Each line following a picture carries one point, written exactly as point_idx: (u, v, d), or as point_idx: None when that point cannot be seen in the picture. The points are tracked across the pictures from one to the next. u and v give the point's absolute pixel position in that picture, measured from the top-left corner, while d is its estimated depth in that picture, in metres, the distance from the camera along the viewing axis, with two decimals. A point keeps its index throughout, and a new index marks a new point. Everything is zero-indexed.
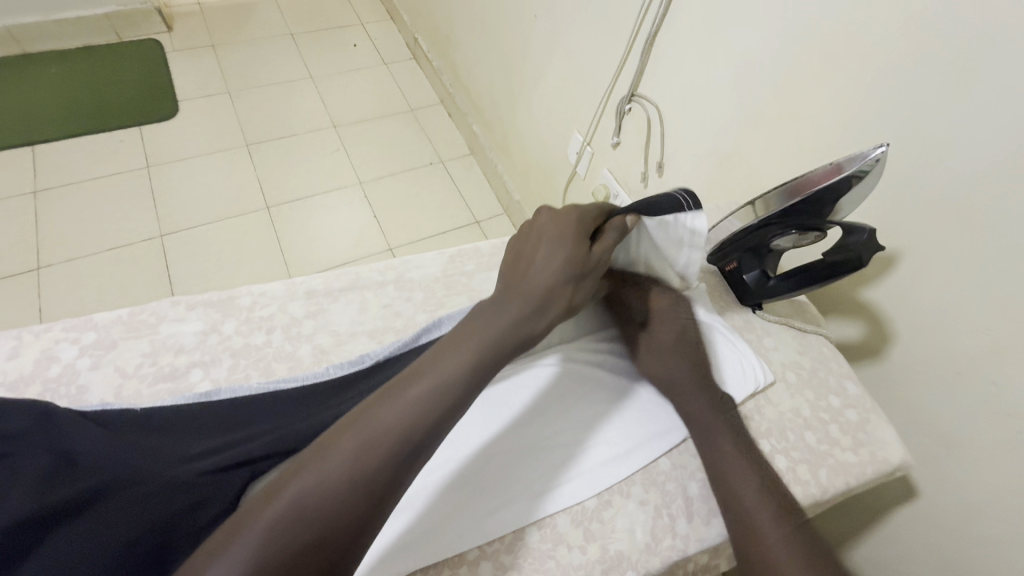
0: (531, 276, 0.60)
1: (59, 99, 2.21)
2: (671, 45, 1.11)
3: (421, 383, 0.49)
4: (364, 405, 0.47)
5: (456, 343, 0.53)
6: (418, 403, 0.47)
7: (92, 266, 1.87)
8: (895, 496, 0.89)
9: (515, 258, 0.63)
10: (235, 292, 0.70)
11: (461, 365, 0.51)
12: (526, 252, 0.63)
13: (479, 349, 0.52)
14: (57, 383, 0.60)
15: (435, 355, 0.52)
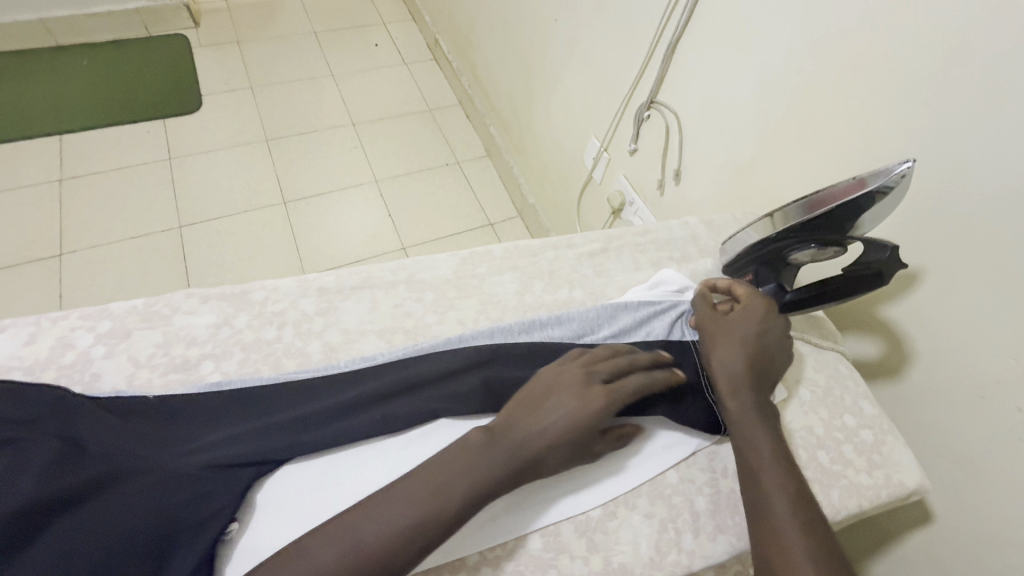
0: (531, 424, 0.57)
1: (89, 91, 2.26)
2: (692, 52, 1.10)
3: (411, 505, 0.49)
4: (360, 509, 0.50)
5: (446, 470, 0.52)
6: (405, 529, 0.48)
7: (114, 255, 1.91)
8: (908, 520, 0.87)
9: (536, 392, 0.60)
10: (248, 286, 0.71)
11: (438, 501, 0.50)
12: (543, 387, 0.60)
13: (458, 486, 0.51)
14: (71, 369, 0.61)
15: (433, 479, 0.51)
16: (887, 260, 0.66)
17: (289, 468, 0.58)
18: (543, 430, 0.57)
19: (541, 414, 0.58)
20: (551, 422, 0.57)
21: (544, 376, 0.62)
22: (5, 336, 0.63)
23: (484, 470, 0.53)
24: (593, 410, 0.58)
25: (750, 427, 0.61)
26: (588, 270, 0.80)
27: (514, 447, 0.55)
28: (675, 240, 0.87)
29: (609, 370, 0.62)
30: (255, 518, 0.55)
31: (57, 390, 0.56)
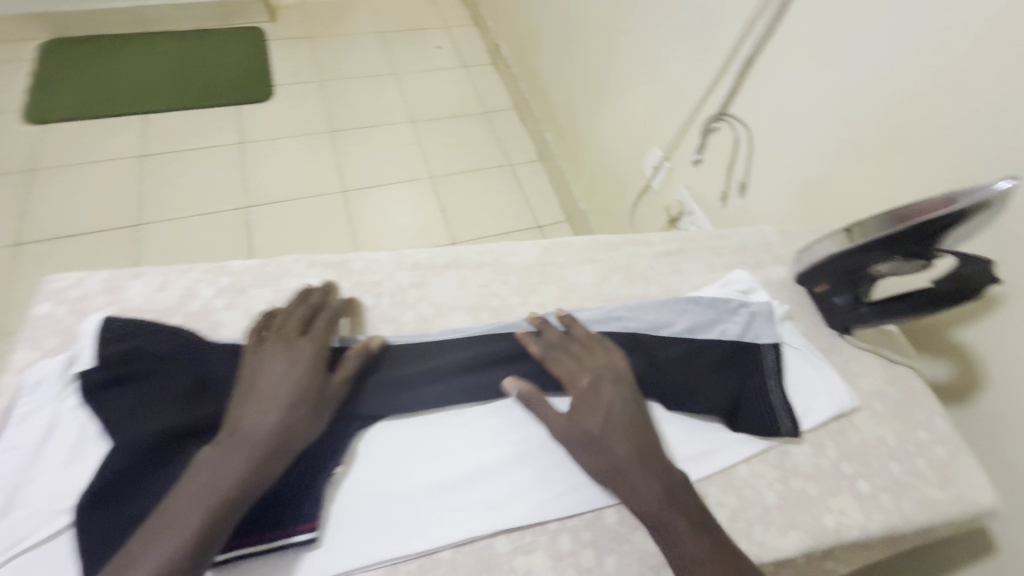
0: (277, 400, 0.55)
1: (172, 75, 2.42)
2: (771, 66, 1.11)
3: (220, 488, 0.50)
4: (187, 492, 0.50)
5: (222, 455, 0.51)
6: (218, 509, 0.49)
7: (185, 229, 2.02)
8: (967, 548, 0.86)
9: (265, 392, 0.56)
10: (349, 256, 0.76)
11: (228, 485, 0.50)
12: (264, 361, 0.58)
13: (234, 470, 0.51)
14: (196, 317, 0.68)
15: (218, 462, 0.51)
16: (978, 274, 0.65)
17: (387, 423, 0.63)
18: (286, 428, 0.54)
19: (258, 414, 0.54)
20: (256, 421, 0.54)
21: (257, 350, 0.60)
22: (140, 281, 0.70)
23: (240, 483, 0.50)
24: (303, 380, 0.57)
25: (631, 462, 0.59)
26: (664, 267, 0.83)
27: (253, 453, 0.52)
28: (749, 247, 0.88)
29: (277, 338, 0.61)
30: (352, 467, 0.60)
31: (185, 335, 0.62)
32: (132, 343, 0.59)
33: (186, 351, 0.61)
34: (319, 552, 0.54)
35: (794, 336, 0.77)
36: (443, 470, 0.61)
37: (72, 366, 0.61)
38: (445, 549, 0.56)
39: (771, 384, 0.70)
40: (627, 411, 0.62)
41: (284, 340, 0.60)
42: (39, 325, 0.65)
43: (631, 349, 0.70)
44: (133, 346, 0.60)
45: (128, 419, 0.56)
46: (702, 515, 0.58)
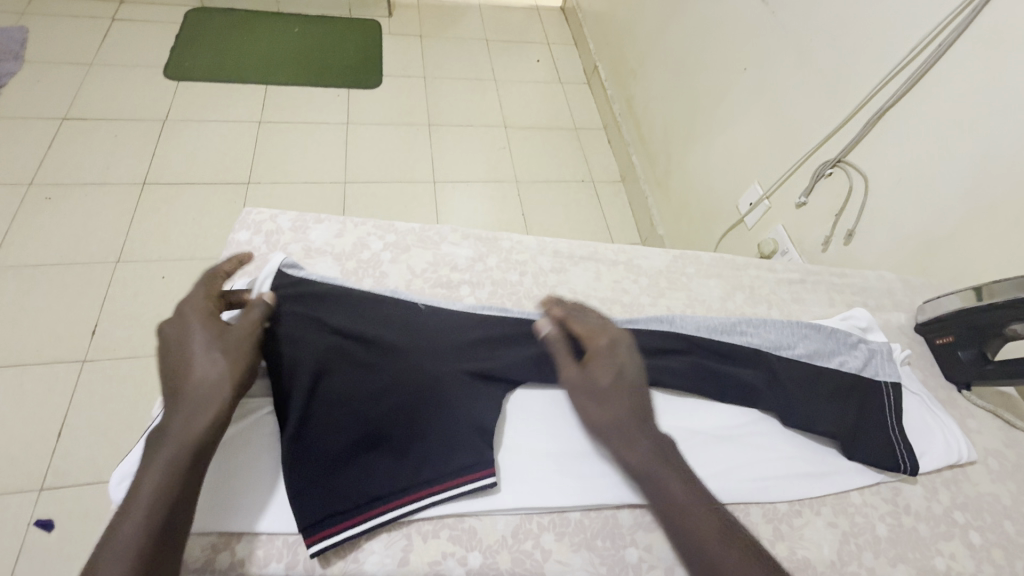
0: (194, 362, 0.56)
1: (296, 53, 2.58)
2: (903, 121, 1.13)
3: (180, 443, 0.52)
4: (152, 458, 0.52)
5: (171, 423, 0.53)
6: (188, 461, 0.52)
7: (288, 193, 2.14)
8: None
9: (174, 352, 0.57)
10: (498, 234, 0.83)
11: (179, 444, 0.52)
12: (175, 329, 0.59)
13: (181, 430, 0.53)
14: (365, 265, 0.76)
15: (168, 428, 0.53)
16: None
17: (530, 390, 0.68)
18: (211, 382, 0.55)
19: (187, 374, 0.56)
20: (217, 373, 0.56)
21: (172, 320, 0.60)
22: (321, 226, 0.78)
23: (185, 431, 0.53)
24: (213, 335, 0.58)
25: (615, 437, 0.59)
26: (785, 295, 0.86)
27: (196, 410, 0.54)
28: (869, 289, 0.90)
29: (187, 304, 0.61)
30: (507, 425, 0.65)
31: (351, 292, 0.70)
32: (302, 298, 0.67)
33: (358, 307, 0.68)
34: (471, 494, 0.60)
35: (912, 382, 0.79)
36: (581, 439, 0.65)
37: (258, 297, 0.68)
38: (574, 510, 0.61)
39: (890, 423, 0.72)
40: (620, 386, 0.62)
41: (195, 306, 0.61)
42: (239, 249, 0.74)
43: (756, 363, 0.74)
44: (318, 296, 0.68)
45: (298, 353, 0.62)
46: (725, 514, 0.55)
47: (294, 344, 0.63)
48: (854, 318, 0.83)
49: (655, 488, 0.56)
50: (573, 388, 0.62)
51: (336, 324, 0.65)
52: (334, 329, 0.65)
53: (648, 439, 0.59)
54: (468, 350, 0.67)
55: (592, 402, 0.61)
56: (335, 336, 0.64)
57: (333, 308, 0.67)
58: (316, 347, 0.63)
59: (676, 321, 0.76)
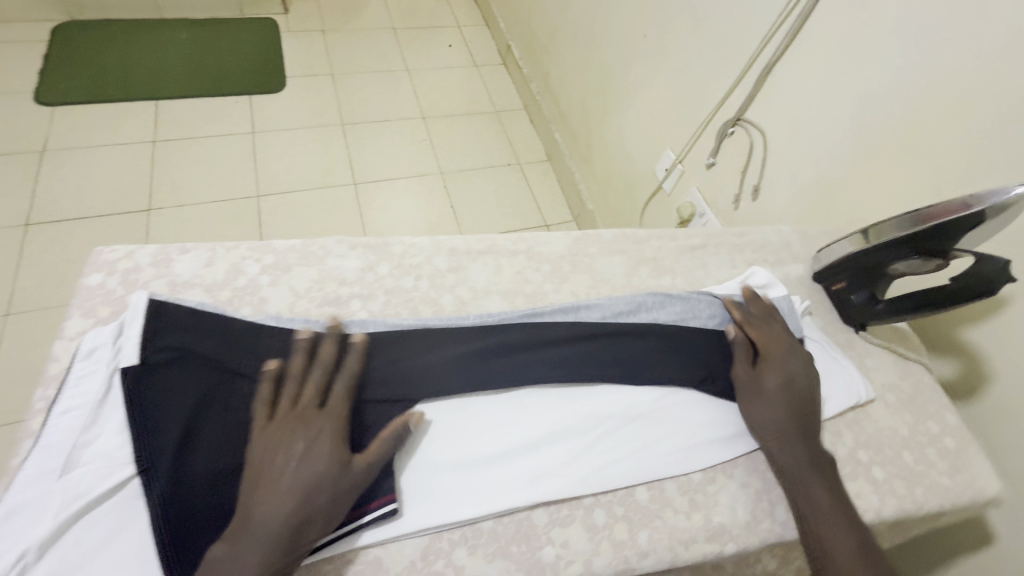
0: (285, 486, 0.53)
1: (184, 61, 2.39)
2: (789, 73, 1.15)
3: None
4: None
5: (234, 556, 0.49)
6: None
7: (196, 215, 1.99)
8: (964, 540, 0.91)
9: (277, 437, 0.56)
10: (388, 239, 0.78)
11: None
12: (274, 444, 0.55)
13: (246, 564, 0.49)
14: (242, 292, 0.70)
15: (223, 560, 0.49)
16: (997, 271, 0.68)
17: (429, 403, 0.65)
18: (285, 507, 0.52)
19: (282, 457, 0.54)
20: (288, 497, 0.52)
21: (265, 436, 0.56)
22: (188, 256, 0.71)
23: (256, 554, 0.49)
24: (311, 454, 0.55)
25: (751, 401, 0.69)
26: (689, 262, 0.86)
27: (261, 539, 0.50)
28: (769, 245, 0.92)
29: (290, 410, 0.58)
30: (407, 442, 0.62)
31: (227, 320, 0.65)
32: (170, 336, 0.62)
33: (236, 339, 0.64)
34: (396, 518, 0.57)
35: (812, 331, 0.81)
36: (488, 443, 0.63)
37: (116, 347, 0.61)
38: (486, 519, 0.59)
39: (814, 383, 0.72)
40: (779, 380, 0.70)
41: (294, 421, 0.57)
42: (92, 295, 0.67)
43: (662, 336, 0.74)
44: (186, 328, 0.63)
45: (166, 400, 0.58)
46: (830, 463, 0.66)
47: (162, 396, 0.58)
48: (753, 276, 0.85)
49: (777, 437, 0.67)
50: (743, 384, 0.71)
51: (208, 368, 0.61)
52: (205, 374, 0.60)
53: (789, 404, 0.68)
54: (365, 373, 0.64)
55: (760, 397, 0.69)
56: (207, 383, 0.60)
57: (208, 342, 0.62)
58: (188, 396, 0.58)
59: (580, 310, 0.75)
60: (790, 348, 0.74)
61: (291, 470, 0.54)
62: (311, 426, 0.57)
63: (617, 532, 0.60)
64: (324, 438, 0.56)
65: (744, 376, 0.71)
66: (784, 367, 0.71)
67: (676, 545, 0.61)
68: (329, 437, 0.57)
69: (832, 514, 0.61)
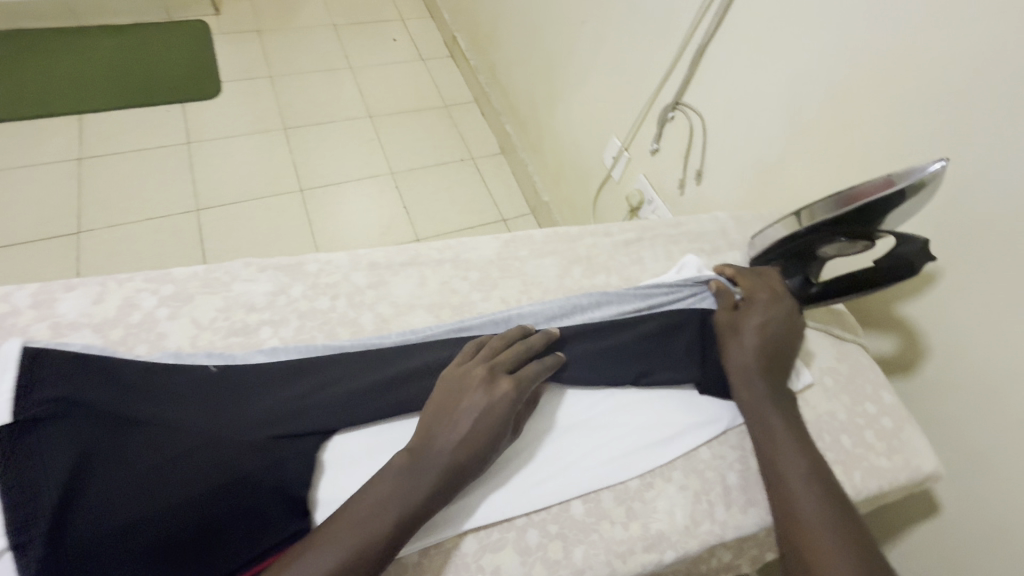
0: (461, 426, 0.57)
1: (110, 70, 2.20)
2: (722, 54, 1.13)
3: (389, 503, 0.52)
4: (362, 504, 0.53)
5: (398, 481, 0.54)
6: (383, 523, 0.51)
7: (128, 237, 1.84)
8: (912, 512, 0.92)
9: (452, 389, 0.60)
10: (302, 258, 0.73)
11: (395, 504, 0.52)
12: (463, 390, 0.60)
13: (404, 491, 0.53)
14: (137, 329, 0.64)
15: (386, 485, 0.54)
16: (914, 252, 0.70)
17: (347, 433, 0.61)
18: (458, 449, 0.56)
19: (465, 403, 0.58)
20: (458, 441, 0.56)
21: (455, 381, 0.61)
22: (74, 294, 0.65)
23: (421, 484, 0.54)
24: (498, 405, 0.59)
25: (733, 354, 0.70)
26: (623, 258, 0.84)
27: (431, 472, 0.54)
28: (705, 233, 0.91)
29: (499, 360, 0.63)
30: (325, 477, 0.58)
31: (120, 366, 0.59)
32: (53, 386, 0.55)
33: (133, 384, 0.58)
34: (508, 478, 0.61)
35: None
36: None
37: None
38: (411, 553, 0.56)
39: (788, 339, 0.72)
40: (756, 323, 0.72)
41: (491, 375, 0.61)
42: None
43: (595, 339, 0.71)
44: (71, 376, 0.56)
45: (45, 456, 0.51)
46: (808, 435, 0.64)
47: (40, 452, 0.51)
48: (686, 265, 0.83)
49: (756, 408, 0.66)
50: (722, 325, 0.73)
51: (91, 418, 0.54)
52: (87, 426, 0.53)
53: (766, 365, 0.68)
54: (276, 408, 0.59)
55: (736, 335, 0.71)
56: (89, 436, 0.53)
57: (99, 389, 0.56)
58: (73, 450, 0.52)
59: (510, 319, 0.70)
60: (776, 294, 0.75)
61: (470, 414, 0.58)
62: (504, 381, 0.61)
63: (552, 551, 0.58)
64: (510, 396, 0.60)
65: (724, 319, 0.73)
66: (759, 320, 0.72)
67: (613, 558, 0.58)
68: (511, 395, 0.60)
69: (806, 486, 0.59)
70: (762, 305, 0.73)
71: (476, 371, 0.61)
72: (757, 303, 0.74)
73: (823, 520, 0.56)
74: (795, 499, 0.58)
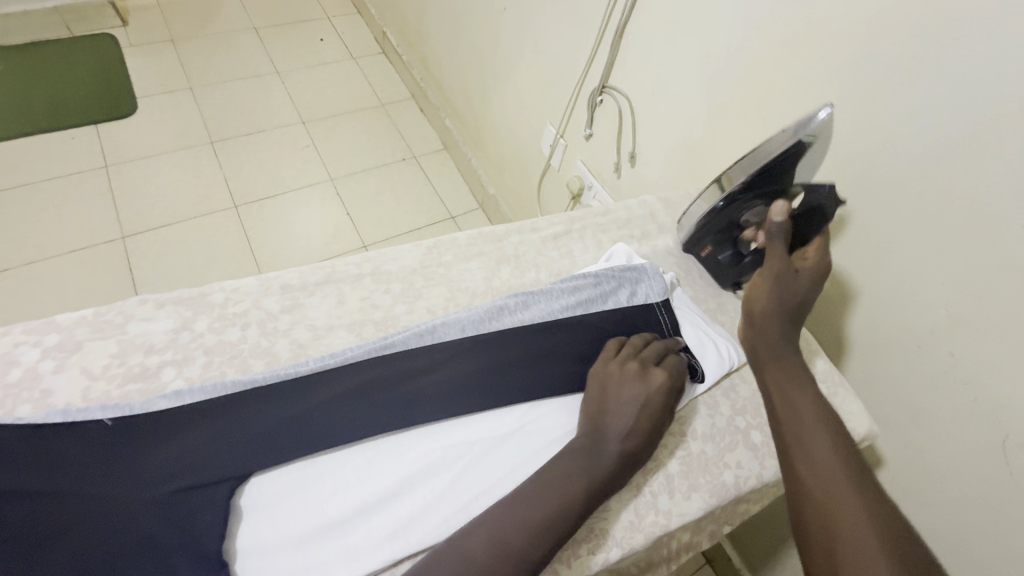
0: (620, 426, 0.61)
1: (11, 96, 2.02)
2: (640, 35, 1.12)
3: (538, 506, 0.54)
4: (508, 502, 0.55)
5: (552, 480, 0.56)
6: (520, 537, 0.52)
7: (46, 274, 1.70)
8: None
9: (603, 393, 0.64)
10: (206, 288, 0.68)
11: (551, 506, 0.54)
12: (614, 392, 0.64)
13: (555, 495, 0.55)
14: (19, 388, 0.58)
15: (530, 493, 0.55)
16: (830, 199, 0.72)
17: (266, 473, 0.57)
18: (609, 450, 0.59)
19: (619, 404, 0.63)
20: (617, 441, 0.60)
21: (606, 382, 0.65)
22: None
23: (577, 485, 0.56)
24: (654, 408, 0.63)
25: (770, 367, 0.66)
26: (553, 252, 0.82)
27: (583, 470, 0.57)
28: (634, 219, 0.90)
29: (650, 358, 0.67)
30: (244, 524, 0.55)
31: None
32: None
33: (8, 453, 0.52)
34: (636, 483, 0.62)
35: (680, 299, 0.80)
36: (339, 504, 0.57)
37: None
38: None
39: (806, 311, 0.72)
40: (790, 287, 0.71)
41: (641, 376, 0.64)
42: None
43: (526, 341, 0.69)
44: None
45: None
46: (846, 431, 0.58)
47: None
48: (614, 253, 0.82)
49: (782, 406, 0.61)
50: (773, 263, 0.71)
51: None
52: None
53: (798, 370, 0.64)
54: (183, 457, 0.55)
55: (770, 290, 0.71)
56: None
57: None
58: None
59: (435, 330, 0.68)
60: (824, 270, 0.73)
61: (615, 412, 0.62)
62: (648, 381, 0.64)
63: None
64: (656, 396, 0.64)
65: (775, 267, 0.71)
66: (796, 283, 0.70)
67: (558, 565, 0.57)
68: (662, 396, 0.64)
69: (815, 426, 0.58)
70: (807, 277, 0.72)
71: (620, 376, 0.65)
72: (804, 273, 0.72)
73: (833, 458, 0.55)
74: (834, 495, 0.52)
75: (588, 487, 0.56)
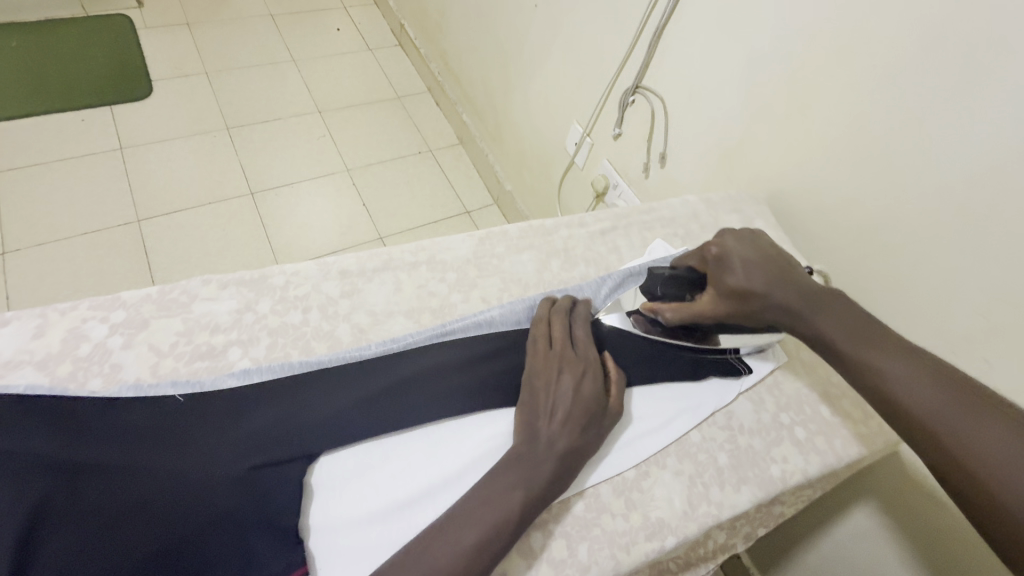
0: (555, 414, 0.60)
1: (26, 73, 1.99)
2: (678, 38, 1.14)
3: (510, 494, 0.54)
4: (478, 492, 0.54)
5: (508, 473, 0.55)
6: (498, 523, 0.52)
7: (60, 253, 1.69)
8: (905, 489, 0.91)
9: (534, 391, 0.62)
10: (267, 270, 0.69)
11: (516, 497, 0.54)
12: (538, 380, 0.63)
13: (517, 488, 0.54)
14: (87, 362, 0.58)
15: (500, 481, 0.55)
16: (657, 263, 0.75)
17: (335, 453, 0.58)
18: (552, 439, 0.58)
19: (548, 393, 0.62)
20: (554, 429, 0.59)
21: (532, 371, 0.64)
22: (8, 331, 0.58)
23: (537, 477, 0.55)
24: (586, 391, 0.62)
25: (846, 345, 0.61)
26: (600, 248, 0.84)
27: (535, 461, 0.56)
28: (677, 218, 0.92)
29: (565, 339, 0.66)
30: (315, 502, 0.56)
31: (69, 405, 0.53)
32: None
33: (83, 430, 0.52)
34: (602, 461, 0.63)
35: None
36: (404, 486, 0.58)
37: None
38: None
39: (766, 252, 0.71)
40: (765, 253, 0.71)
41: (556, 362, 0.64)
42: None
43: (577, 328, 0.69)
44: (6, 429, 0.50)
45: None
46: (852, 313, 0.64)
47: None
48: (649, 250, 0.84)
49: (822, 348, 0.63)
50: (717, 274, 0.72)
51: (45, 469, 0.48)
52: (42, 479, 0.48)
53: (899, 349, 0.58)
54: (258, 433, 0.55)
55: (731, 273, 0.70)
56: (43, 489, 0.47)
57: (42, 438, 0.50)
58: (15, 512, 0.46)
59: (492, 319, 0.70)
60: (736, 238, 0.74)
61: (548, 400, 0.61)
62: (564, 365, 0.63)
63: (556, 551, 0.57)
64: (583, 375, 0.63)
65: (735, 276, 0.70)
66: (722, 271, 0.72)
67: (618, 551, 0.58)
68: (589, 374, 0.63)
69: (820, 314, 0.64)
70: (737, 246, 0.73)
71: (536, 365, 0.64)
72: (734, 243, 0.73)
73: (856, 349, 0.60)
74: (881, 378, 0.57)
75: (547, 476, 0.56)
